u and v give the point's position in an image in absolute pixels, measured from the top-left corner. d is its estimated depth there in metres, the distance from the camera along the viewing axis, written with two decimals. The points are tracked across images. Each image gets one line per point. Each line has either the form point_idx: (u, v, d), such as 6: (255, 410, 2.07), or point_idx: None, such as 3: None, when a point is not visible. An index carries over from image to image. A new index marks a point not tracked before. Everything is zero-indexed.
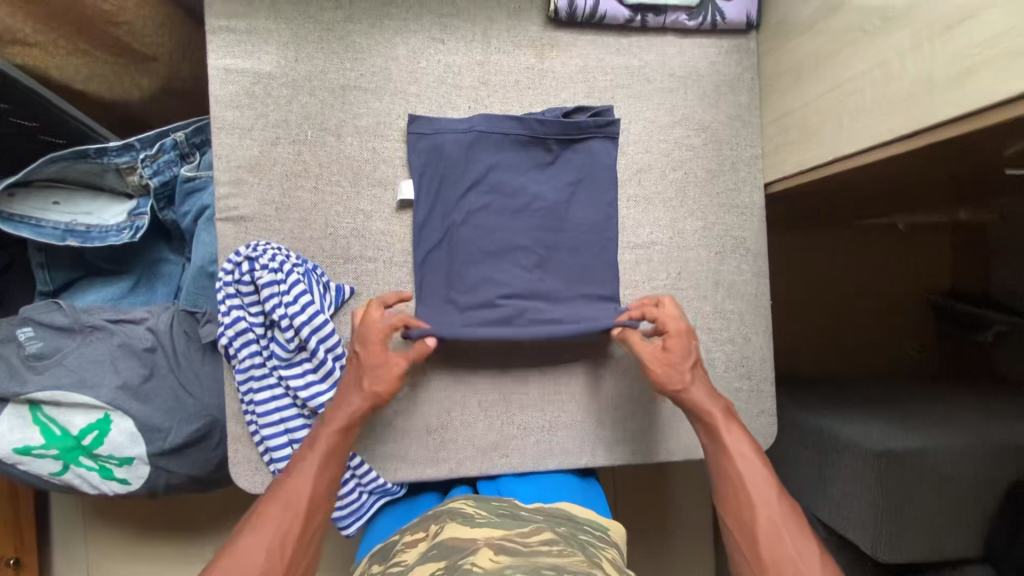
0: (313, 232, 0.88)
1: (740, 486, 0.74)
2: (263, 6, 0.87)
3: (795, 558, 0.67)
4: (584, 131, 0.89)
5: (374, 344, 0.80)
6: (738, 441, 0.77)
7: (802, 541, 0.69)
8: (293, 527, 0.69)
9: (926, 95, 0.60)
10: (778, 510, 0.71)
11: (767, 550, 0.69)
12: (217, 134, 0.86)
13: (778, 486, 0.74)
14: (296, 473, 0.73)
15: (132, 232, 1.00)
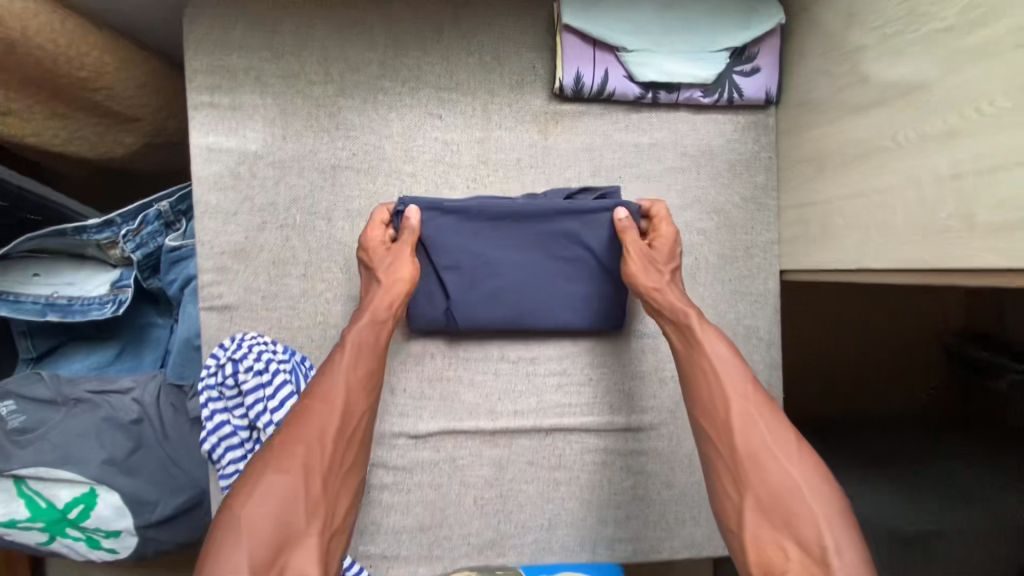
0: (302, 322, 0.83)
1: (717, 382, 0.71)
2: (248, 80, 0.81)
3: (774, 452, 0.65)
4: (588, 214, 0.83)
5: (377, 246, 0.79)
6: (716, 342, 0.73)
7: (783, 436, 0.66)
8: (328, 424, 0.68)
9: (967, 233, 0.55)
10: (756, 406, 0.68)
11: (742, 444, 0.67)
12: (199, 219, 0.81)
13: (757, 386, 0.70)
14: (326, 371, 0.72)
15: (116, 305, 0.95)
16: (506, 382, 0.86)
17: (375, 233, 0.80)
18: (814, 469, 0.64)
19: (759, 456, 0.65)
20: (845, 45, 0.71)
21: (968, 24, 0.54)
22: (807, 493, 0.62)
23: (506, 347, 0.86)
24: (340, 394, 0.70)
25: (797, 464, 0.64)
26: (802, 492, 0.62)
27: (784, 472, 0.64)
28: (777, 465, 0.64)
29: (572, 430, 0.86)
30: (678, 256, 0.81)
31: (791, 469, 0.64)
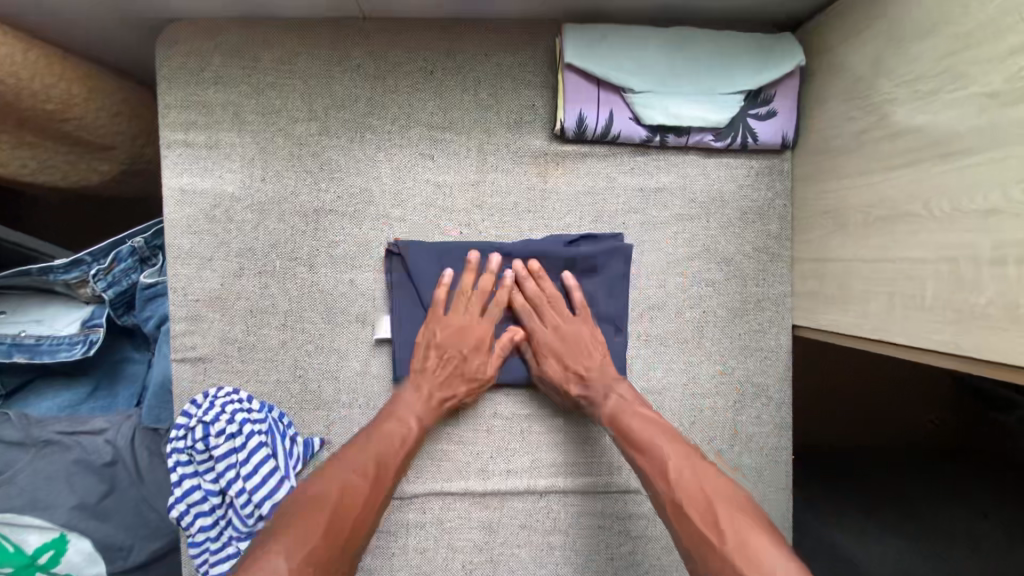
0: (281, 375, 0.77)
1: (646, 474, 0.68)
2: (225, 117, 0.76)
3: (709, 532, 0.60)
4: (585, 261, 0.78)
5: (484, 329, 0.78)
6: (638, 428, 0.71)
7: (716, 512, 0.61)
8: (353, 489, 0.66)
9: (1011, 324, 0.49)
10: (678, 487, 0.65)
11: (686, 527, 0.62)
12: (172, 265, 0.76)
13: (683, 463, 0.67)
14: (358, 444, 0.71)
15: (87, 346, 0.90)
16: (498, 439, 0.80)
17: (494, 313, 0.78)
18: (758, 540, 0.57)
19: (697, 536, 0.60)
20: (870, 95, 0.66)
21: (1015, 92, 0.49)
22: (752, 567, 0.55)
23: (499, 402, 0.81)
24: (387, 463, 0.70)
25: (735, 543, 0.58)
26: (741, 571, 0.55)
27: (720, 553, 0.58)
28: (713, 545, 0.59)
29: (567, 492, 0.81)
30: (567, 323, 0.78)
31: (726, 548, 0.58)
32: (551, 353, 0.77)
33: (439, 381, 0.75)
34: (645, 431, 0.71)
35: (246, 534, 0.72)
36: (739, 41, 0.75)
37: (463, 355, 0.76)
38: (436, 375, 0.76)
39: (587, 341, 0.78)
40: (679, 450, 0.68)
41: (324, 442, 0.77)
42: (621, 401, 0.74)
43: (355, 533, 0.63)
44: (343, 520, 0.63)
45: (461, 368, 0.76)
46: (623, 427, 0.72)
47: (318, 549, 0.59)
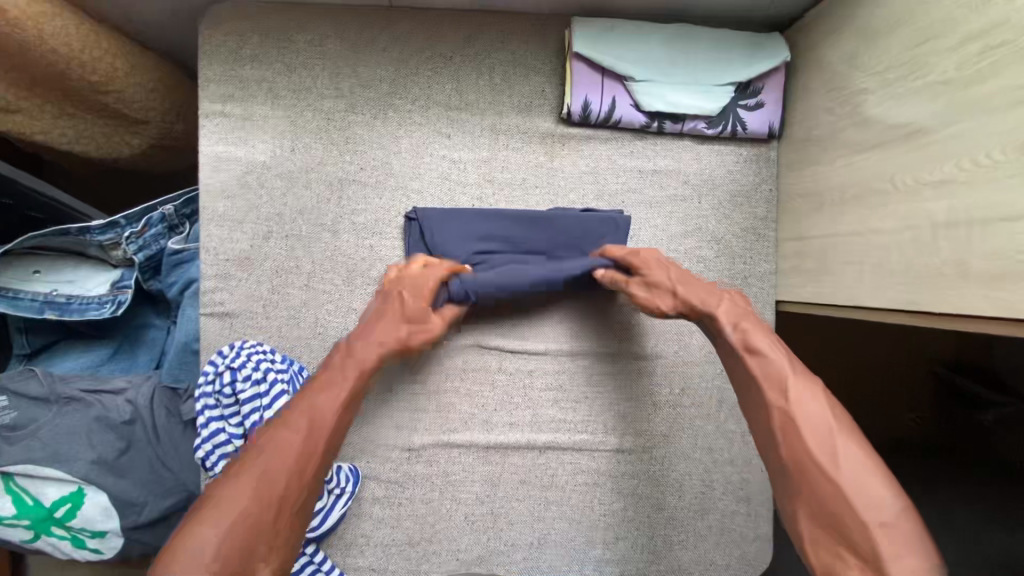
0: (302, 331, 0.83)
1: (761, 385, 0.65)
2: (260, 91, 0.83)
3: (822, 450, 0.56)
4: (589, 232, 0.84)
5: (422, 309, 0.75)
6: (761, 342, 0.67)
7: (835, 437, 0.57)
8: (300, 447, 0.61)
9: (961, 280, 0.56)
10: (796, 401, 0.61)
11: (799, 441, 0.58)
12: (205, 226, 0.82)
13: (807, 381, 0.62)
14: (307, 398, 0.66)
15: (115, 306, 0.96)
16: (502, 393, 0.86)
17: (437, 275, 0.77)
18: (871, 473, 0.53)
19: (809, 457, 0.57)
20: (846, 86, 0.73)
21: (965, 76, 0.56)
22: (860, 495, 0.52)
23: (504, 359, 0.86)
24: (325, 416, 0.64)
25: (846, 465, 0.54)
26: (851, 496, 0.52)
27: (831, 475, 0.54)
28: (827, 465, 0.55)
29: (566, 449, 0.87)
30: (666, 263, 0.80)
31: (839, 472, 0.54)
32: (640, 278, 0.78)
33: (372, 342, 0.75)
34: (766, 344, 0.67)
35: None
36: (729, 37, 0.83)
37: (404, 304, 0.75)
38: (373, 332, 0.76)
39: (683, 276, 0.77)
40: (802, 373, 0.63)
41: None
42: (736, 314, 0.72)
43: (292, 485, 0.59)
44: (281, 473, 0.58)
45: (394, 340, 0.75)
46: (745, 335, 0.69)
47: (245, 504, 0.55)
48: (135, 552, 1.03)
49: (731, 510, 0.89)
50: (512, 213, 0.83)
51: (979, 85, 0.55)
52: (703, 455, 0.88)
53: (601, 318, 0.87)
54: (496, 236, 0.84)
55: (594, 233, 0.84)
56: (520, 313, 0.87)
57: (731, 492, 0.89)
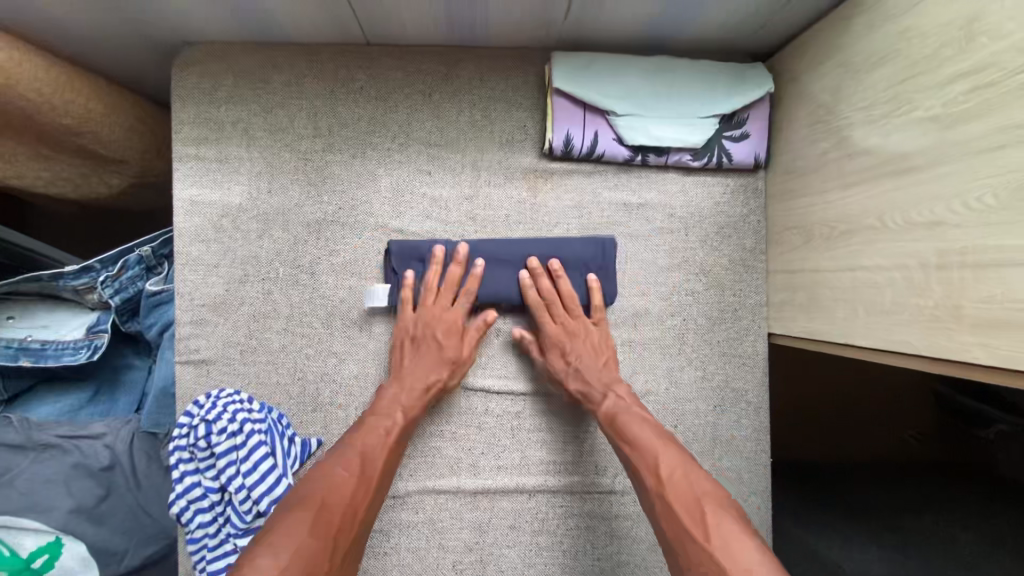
0: (281, 377, 0.81)
1: (640, 473, 0.68)
2: (235, 133, 0.81)
3: (693, 527, 0.60)
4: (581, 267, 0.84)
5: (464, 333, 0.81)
6: (636, 429, 0.72)
7: (704, 511, 0.61)
8: (346, 494, 0.65)
9: (954, 327, 0.54)
10: (668, 481, 0.65)
11: (673, 523, 0.62)
12: (180, 271, 0.80)
13: (676, 459, 0.67)
14: (351, 446, 0.70)
15: (91, 351, 0.93)
16: (489, 436, 0.84)
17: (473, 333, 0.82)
18: (740, 541, 0.57)
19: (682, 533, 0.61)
20: (832, 119, 0.72)
21: (952, 115, 0.54)
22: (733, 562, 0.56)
23: (491, 400, 0.84)
24: (378, 463, 0.70)
25: (718, 536, 0.58)
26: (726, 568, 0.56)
27: (705, 548, 0.58)
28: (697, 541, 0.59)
29: (555, 491, 0.84)
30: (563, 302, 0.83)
31: (711, 545, 0.58)
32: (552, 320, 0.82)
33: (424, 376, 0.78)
34: (641, 428, 0.72)
35: (244, 530, 0.75)
36: (715, 70, 0.82)
37: (441, 349, 0.79)
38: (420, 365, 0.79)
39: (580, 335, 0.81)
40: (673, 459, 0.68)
41: (321, 443, 0.80)
42: (619, 402, 0.76)
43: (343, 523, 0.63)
44: (337, 506, 0.63)
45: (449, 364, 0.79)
46: (619, 423, 0.73)
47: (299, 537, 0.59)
48: None
49: None
50: (494, 244, 0.83)
51: (967, 125, 0.53)
52: None
53: None
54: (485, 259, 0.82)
55: (574, 258, 0.84)
56: (505, 351, 0.85)
57: None
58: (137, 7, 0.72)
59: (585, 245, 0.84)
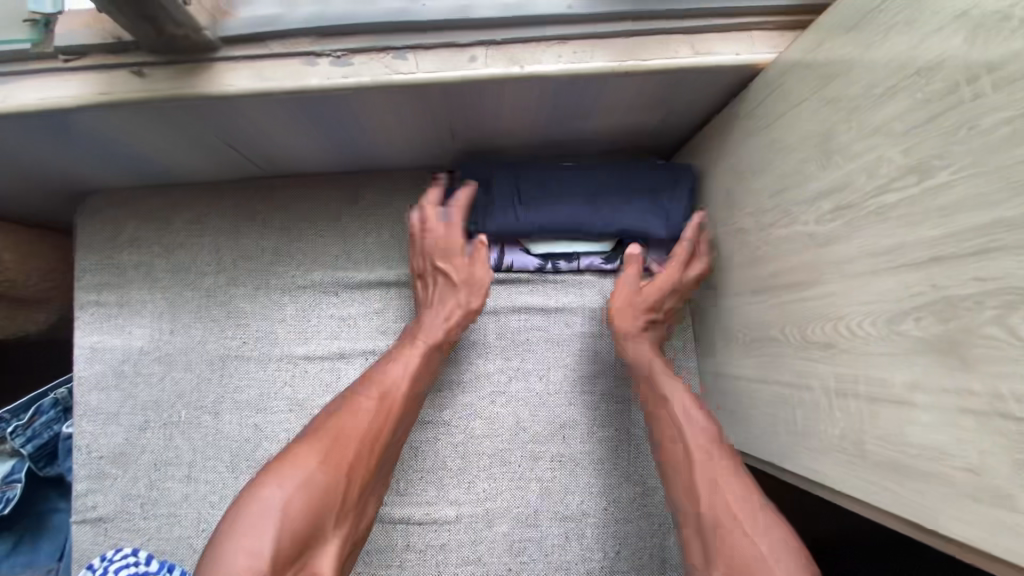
0: (183, 531, 0.75)
1: (685, 432, 0.65)
2: (138, 276, 0.80)
3: (741, 510, 0.56)
4: (657, 201, 0.78)
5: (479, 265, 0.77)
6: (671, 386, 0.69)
7: (752, 498, 0.57)
8: (369, 430, 0.64)
9: (858, 463, 0.49)
10: (716, 457, 0.61)
11: (710, 497, 0.59)
12: (78, 422, 0.77)
13: (723, 441, 0.63)
14: (375, 382, 0.69)
15: (2, 503, 0.87)
16: (412, 575, 0.76)
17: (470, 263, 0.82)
18: (784, 540, 0.54)
19: (724, 527, 0.56)
20: (731, 222, 0.70)
21: (824, 232, 0.51)
22: (764, 554, 0.53)
23: (411, 533, 0.77)
24: (391, 394, 0.68)
25: (756, 522, 0.55)
26: (764, 556, 0.53)
27: (746, 526, 0.55)
28: (742, 537, 0.55)
29: None
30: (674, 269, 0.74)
31: (755, 530, 0.54)
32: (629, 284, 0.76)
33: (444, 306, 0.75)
34: (689, 399, 0.67)
35: None
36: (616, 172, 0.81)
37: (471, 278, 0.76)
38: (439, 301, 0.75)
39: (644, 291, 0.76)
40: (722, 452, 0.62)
41: None
42: (662, 368, 0.72)
43: (360, 458, 0.63)
44: (353, 440, 0.63)
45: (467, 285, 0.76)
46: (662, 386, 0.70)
47: (318, 472, 0.58)
48: None
49: None
50: (561, 170, 0.79)
51: (836, 243, 0.50)
52: None
53: (514, 475, 0.79)
54: (547, 181, 0.78)
55: (647, 185, 0.78)
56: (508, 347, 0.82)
57: None
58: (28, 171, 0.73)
59: (660, 174, 0.78)
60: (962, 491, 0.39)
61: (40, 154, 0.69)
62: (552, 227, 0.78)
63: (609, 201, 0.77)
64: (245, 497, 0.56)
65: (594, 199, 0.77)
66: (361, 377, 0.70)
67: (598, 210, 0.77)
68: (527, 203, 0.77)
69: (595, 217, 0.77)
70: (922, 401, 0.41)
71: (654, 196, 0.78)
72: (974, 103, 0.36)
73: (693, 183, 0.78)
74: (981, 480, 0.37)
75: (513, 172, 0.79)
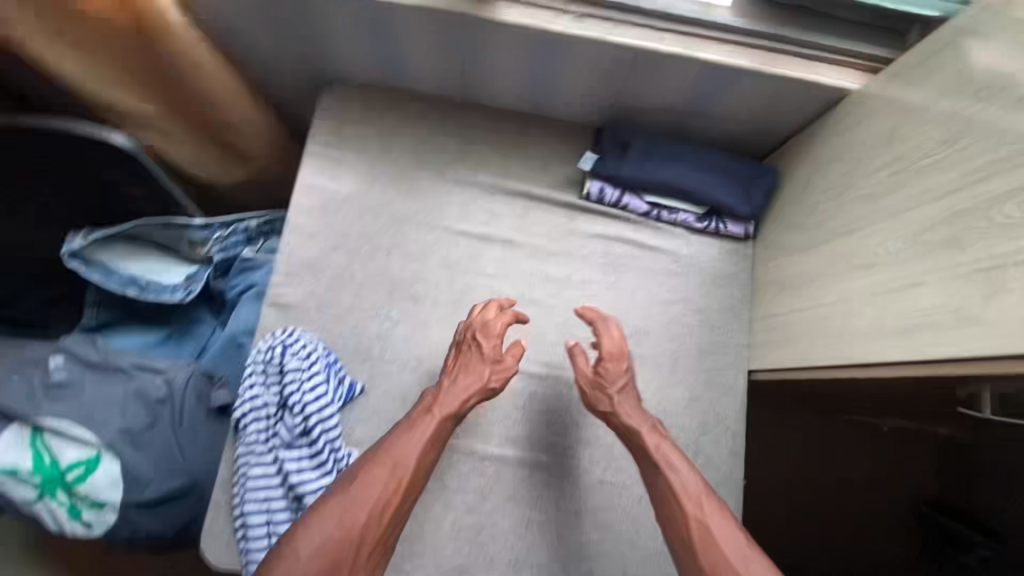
0: (344, 331, 0.99)
1: (673, 493, 0.80)
2: (354, 144, 1.07)
3: (734, 561, 0.72)
4: (747, 184, 1.03)
5: (496, 338, 0.91)
6: (672, 454, 0.83)
7: (744, 555, 0.73)
8: (377, 504, 0.76)
9: (876, 337, 0.72)
10: (707, 514, 0.77)
11: (704, 558, 0.74)
12: (286, 234, 1.02)
13: (713, 495, 0.79)
14: (387, 444, 0.81)
15: (186, 294, 1.13)
16: (502, 409, 0.99)
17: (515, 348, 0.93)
18: None
19: None
20: (806, 200, 0.95)
21: (881, 191, 0.77)
22: None
23: (508, 379, 1.00)
24: (408, 458, 0.80)
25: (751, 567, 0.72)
26: None
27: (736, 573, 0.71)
28: None
29: (552, 469, 0.97)
30: (618, 346, 0.92)
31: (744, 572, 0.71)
32: (588, 371, 0.92)
33: (461, 382, 0.87)
34: (677, 459, 0.83)
35: (288, 443, 0.89)
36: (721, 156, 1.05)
37: (481, 346, 0.90)
38: (460, 373, 0.89)
39: (615, 368, 0.91)
40: (714, 505, 0.78)
41: (364, 389, 0.96)
42: (653, 433, 0.86)
43: (373, 527, 0.75)
44: (359, 510, 0.75)
45: (489, 372, 0.89)
46: (660, 454, 0.83)
47: (334, 538, 0.73)
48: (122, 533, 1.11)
49: None
50: (684, 148, 1.03)
51: (889, 196, 0.75)
52: None
53: (595, 358, 1.02)
54: (672, 153, 1.03)
55: (743, 172, 1.03)
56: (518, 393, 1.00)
57: None
58: (314, 49, 1.02)
59: (754, 167, 1.03)
60: (945, 325, 0.63)
61: (336, 36, 0.97)
62: (669, 186, 1.01)
63: (713, 176, 1.02)
64: (280, 547, 0.72)
65: (703, 173, 1.02)
66: (383, 440, 0.82)
67: (705, 181, 1.02)
68: (655, 162, 1.02)
69: (702, 186, 1.02)
70: (928, 280, 0.66)
71: (744, 183, 1.03)
72: (992, 96, 0.63)
73: (773, 182, 1.03)
74: (959, 316, 0.61)
75: (648, 139, 1.03)
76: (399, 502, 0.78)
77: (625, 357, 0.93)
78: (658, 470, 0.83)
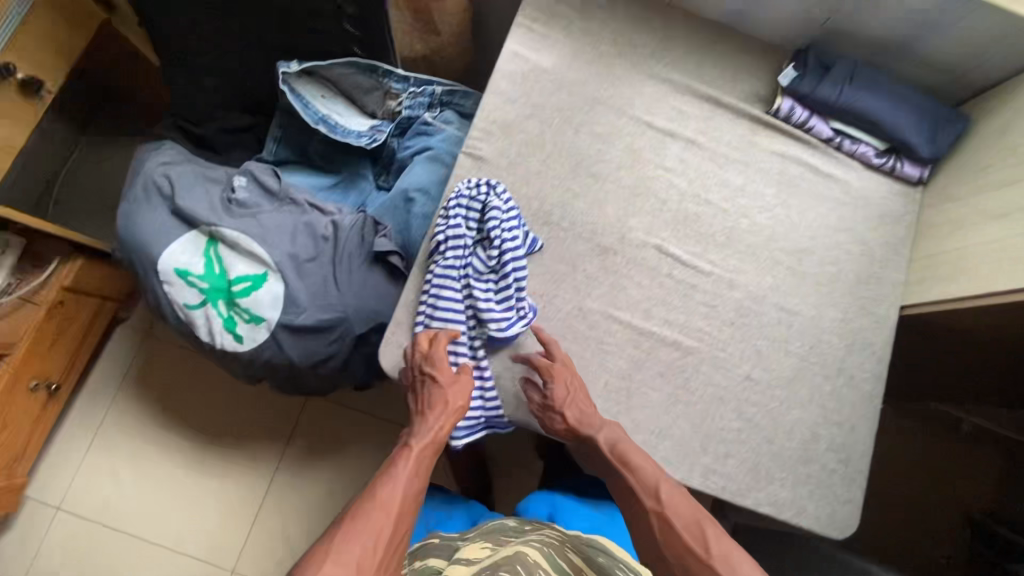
0: (529, 191, 1.04)
1: (641, 497, 0.84)
2: (560, 24, 1.11)
3: (703, 536, 0.76)
4: (937, 125, 1.06)
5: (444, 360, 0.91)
6: (635, 456, 0.88)
7: (700, 526, 0.77)
8: (375, 531, 0.72)
9: None
10: (673, 506, 0.81)
11: (679, 551, 0.76)
12: (486, 94, 1.07)
13: (671, 487, 0.84)
14: (373, 495, 0.77)
15: (369, 141, 1.22)
16: (665, 293, 1.03)
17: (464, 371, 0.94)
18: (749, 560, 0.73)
19: None
20: (1000, 143, 0.98)
21: None
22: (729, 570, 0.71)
23: (673, 267, 1.04)
24: (394, 495, 0.77)
25: (723, 547, 0.74)
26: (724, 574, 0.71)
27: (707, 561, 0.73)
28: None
29: (705, 355, 1.01)
30: (561, 369, 0.94)
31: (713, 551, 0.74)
32: (540, 394, 0.94)
33: (433, 405, 0.89)
34: (637, 460, 0.87)
35: (478, 275, 0.97)
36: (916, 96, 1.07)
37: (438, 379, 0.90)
38: (427, 405, 0.89)
39: (562, 376, 0.93)
40: (678, 497, 0.82)
41: (542, 247, 1.02)
42: (609, 436, 0.91)
43: (373, 556, 0.70)
44: (358, 536, 0.70)
45: (446, 404, 0.89)
46: (625, 460, 0.88)
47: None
48: (268, 352, 1.17)
49: (830, 465, 1.00)
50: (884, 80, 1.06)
51: None
52: (816, 408, 1.02)
53: (759, 264, 1.06)
54: (873, 82, 1.05)
55: (934, 114, 1.06)
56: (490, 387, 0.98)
57: (833, 450, 1.01)
58: None
59: (947, 112, 1.06)
60: None
61: None
62: (863, 113, 1.05)
63: (906, 113, 1.05)
64: None
65: (898, 107, 1.05)
66: (362, 492, 0.78)
67: (898, 116, 1.05)
68: (856, 87, 1.04)
69: (894, 120, 1.04)
70: None
71: (934, 124, 1.06)
72: None
73: (962, 128, 1.05)
74: None
75: (851, 66, 1.06)
76: (398, 519, 0.76)
77: (566, 365, 0.95)
78: (630, 479, 0.86)
